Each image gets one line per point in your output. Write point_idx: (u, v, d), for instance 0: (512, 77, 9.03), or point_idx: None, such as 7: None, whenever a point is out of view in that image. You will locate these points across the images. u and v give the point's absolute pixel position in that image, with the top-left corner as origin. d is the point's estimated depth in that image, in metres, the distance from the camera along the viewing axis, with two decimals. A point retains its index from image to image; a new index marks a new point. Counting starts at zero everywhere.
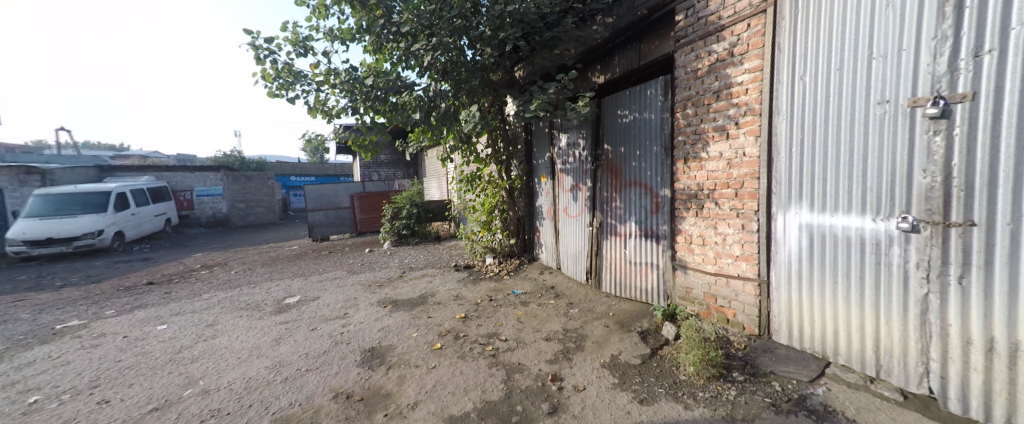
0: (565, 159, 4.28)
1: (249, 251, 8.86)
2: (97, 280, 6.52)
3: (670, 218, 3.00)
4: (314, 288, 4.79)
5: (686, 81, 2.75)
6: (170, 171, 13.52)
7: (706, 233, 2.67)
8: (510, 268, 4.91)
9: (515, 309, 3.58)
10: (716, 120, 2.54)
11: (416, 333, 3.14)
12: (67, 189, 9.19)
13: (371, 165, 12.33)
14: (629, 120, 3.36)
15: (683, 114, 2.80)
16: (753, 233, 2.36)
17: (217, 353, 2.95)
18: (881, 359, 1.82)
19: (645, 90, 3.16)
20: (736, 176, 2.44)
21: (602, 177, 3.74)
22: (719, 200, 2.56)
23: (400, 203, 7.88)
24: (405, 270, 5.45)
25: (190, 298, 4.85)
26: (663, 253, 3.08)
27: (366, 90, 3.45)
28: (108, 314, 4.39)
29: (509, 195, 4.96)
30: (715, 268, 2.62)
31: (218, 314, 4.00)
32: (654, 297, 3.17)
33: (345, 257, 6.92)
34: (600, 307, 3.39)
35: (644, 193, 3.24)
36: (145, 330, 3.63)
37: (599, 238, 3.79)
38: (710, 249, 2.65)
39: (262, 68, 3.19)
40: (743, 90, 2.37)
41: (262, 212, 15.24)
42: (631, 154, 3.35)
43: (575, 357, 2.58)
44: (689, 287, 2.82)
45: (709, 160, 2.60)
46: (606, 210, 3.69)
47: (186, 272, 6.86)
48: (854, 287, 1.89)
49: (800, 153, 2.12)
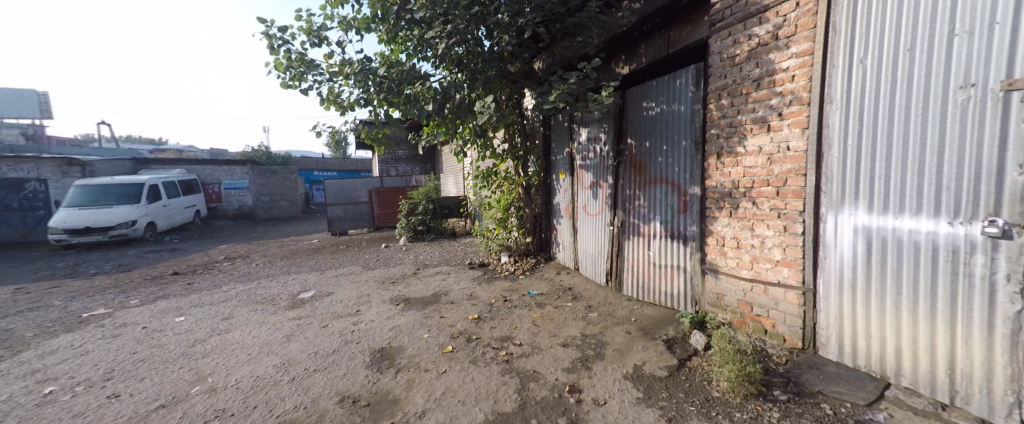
0: (585, 154, 4.07)
1: (270, 243, 9.05)
2: (128, 269, 6.75)
3: (699, 218, 2.77)
4: (329, 283, 4.78)
5: (721, 69, 2.51)
6: (201, 165, 14.02)
7: (742, 236, 2.43)
8: (526, 267, 4.75)
9: (530, 311, 3.43)
10: (755, 111, 2.29)
11: (427, 334, 3.03)
12: (105, 180, 9.62)
13: (389, 160, 12.42)
14: (655, 113, 3.13)
15: (717, 105, 2.55)
16: (798, 236, 2.10)
17: (229, 348, 2.92)
18: (957, 385, 1.56)
19: (674, 80, 2.93)
20: (778, 173, 2.19)
21: (624, 173, 3.51)
22: (757, 199, 2.31)
23: (416, 198, 7.85)
24: (420, 266, 5.38)
25: (210, 290, 4.92)
26: (691, 256, 2.85)
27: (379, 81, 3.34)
28: (133, 304, 4.48)
29: (526, 192, 4.80)
30: (751, 273, 2.38)
31: (234, 307, 4.01)
32: (680, 303, 2.95)
33: (361, 252, 6.93)
34: (620, 311, 3.20)
35: (671, 191, 3.01)
36: (164, 322, 3.67)
37: (620, 239, 3.58)
38: (745, 252, 2.41)
39: (275, 58, 3.12)
40: (788, 77, 2.11)
41: (285, 206, 15.64)
42: (657, 149, 3.13)
43: (595, 366, 2.40)
44: (721, 293, 2.59)
45: (746, 155, 2.35)
46: (628, 209, 3.48)
47: (209, 263, 7.03)
48: (924, 301, 1.63)
49: (858, 146, 1.86)
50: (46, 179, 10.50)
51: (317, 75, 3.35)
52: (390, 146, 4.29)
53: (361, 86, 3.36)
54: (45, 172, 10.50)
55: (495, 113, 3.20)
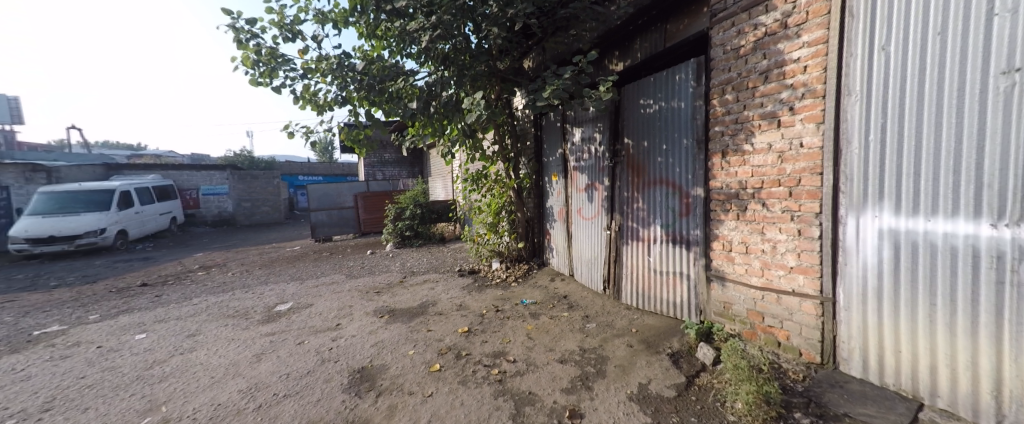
0: (578, 155, 3.89)
1: (250, 251, 8.63)
2: (93, 280, 6.29)
3: (704, 221, 2.59)
4: (308, 293, 4.46)
5: (725, 61, 2.35)
6: (177, 170, 13.61)
7: (751, 240, 2.26)
8: (518, 273, 4.53)
9: (524, 322, 3.21)
10: (764, 106, 2.12)
11: (413, 350, 2.77)
12: (71, 186, 9.10)
13: (375, 164, 12.10)
14: (653, 110, 2.96)
15: (722, 100, 2.38)
16: (813, 241, 1.94)
17: (191, 370, 2.62)
18: (1004, 409, 1.39)
19: (673, 75, 2.76)
20: (791, 172, 2.02)
21: (621, 174, 3.33)
22: (767, 201, 2.14)
23: (402, 203, 7.59)
24: (406, 274, 5.10)
25: (179, 302, 4.56)
26: (694, 262, 2.67)
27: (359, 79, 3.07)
28: (91, 319, 4.10)
29: (517, 195, 4.60)
30: (762, 281, 2.21)
31: (203, 322, 3.67)
32: (683, 312, 2.77)
33: (345, 259, 6.61)
34: (620, 322, 3.01)
35: (671, 193, 2.84)
36: (123, 340, 3.31)
37: (618, 244, 3.39)
38: (754, 258, 2.24)
39: (242, 53, 2.86)
40: (800, 68, 1.95)
41: (267, 213, 15.13)
42: (656, 149, 2.96)
43: (596, 385, 2.19)
44: (729, 302, 2.42)
45: (755, 153, 2.19)
46: (626, 212, 3.29)
47: (182, 273, 6.61)
48: (965, 312, 1.46)
49: (883, 142, 1.70)
50: (6, 186, 9.86)
51: (290, 71, 3.08)
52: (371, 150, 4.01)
53: (339, 84, 3.10)
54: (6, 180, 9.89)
55: (485, 111, 2.99)
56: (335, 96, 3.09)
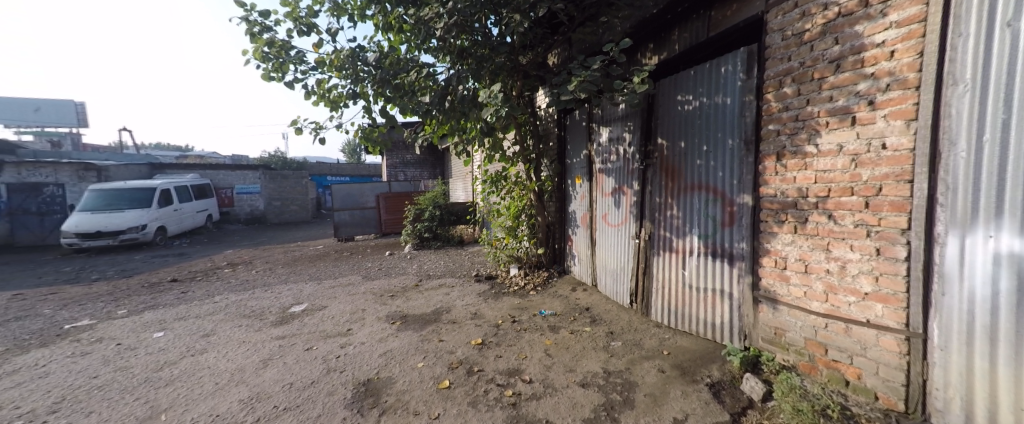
0: (605, 156, 3.61)
1: (276, 249, 8.84)
2: (129, 275, 6.55)
3: (751, 232, 2.27)
4: (323, 295, 4.40)
5: (783, 48, 2.02)
6: (213, 171, 14.06)
7: (812, 258, 1.94)
8: (537, 281, 4.30)
9: (542, 336, 2.96)
10: (834, 100, 1.80)
11: (422, 362, 2.59)
12: (117, 184, 9.64)
13: (399, 165, 12.21)
14: (692, 107, 2.65)
15: (779, 94, 2.06)
16: (898, 263, 1.60)
17: (197, 375, 2.54)
18: None
19: (718, 67, 2.45)
20: (869, 179, 1.69)
21: (653, 178, 3.02)
22: (836, 212, 1.82)
23: (422, 204, 7.54)
24: (422, 278, 4.97)
25: (201, 300, 4.62)
26: (739, 280, 2.35)
27: (372, 71, 2.95)
28: (119, 314, 4.20)
29: (538, 198, 4.38)
30: (826, 307, 1.88)
31: (218, 322, 3.65)
32: (722, 335, 2.45)
33: (364, 260, 6.59)
34: (649, 341, 2.72)
35: (712, 200, 2.52)
36: (141, 337, 3.32)
37: (647, 255, 3.09)
38: (816, 279, 1.92)
39: (255, 46, 2.79)
40: (885, 54, 1.61)
41: (296, 210, 15.62)
42: (695, 150, 2.65)
43: (622, 417, 1.92)
44: (782, 329, 2.09)
45: (821, 155, 1.87)
46: (657, 220, 2.99)
47: (210, 269, 6.79)
48: None
49: (1004, 142, 1.33)
50: (62, 183, 10.61)
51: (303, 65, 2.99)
52: (385, 148, 3.87)
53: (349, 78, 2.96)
54: (62, 178, 10.65)
55: (504, 105, 2.77)
56: (347, 90, 2.97)
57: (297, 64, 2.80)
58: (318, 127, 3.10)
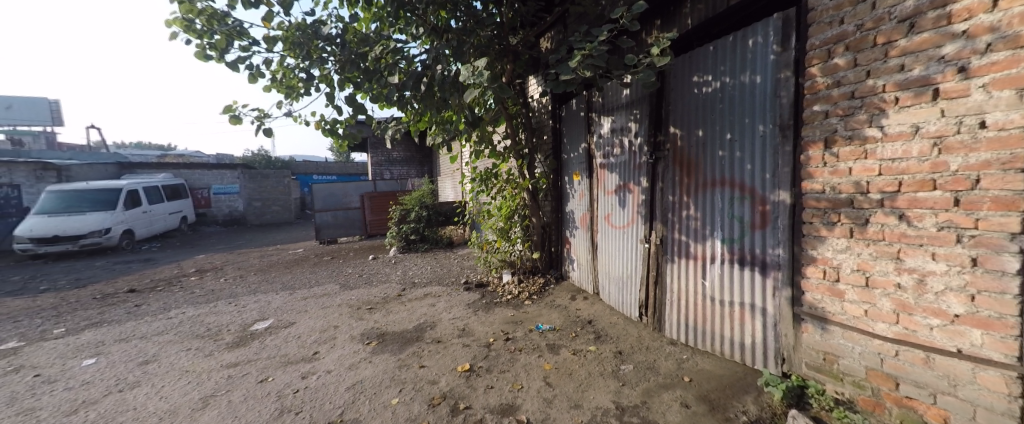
0: (607, 150, 3.22)
1: (252, 253, 8.28)
2: (82, 284, 5.94)
3: (790, 236, 1.89)
4: (292, 309, 3.92)
5: (833, 9, 1.63)
6: (188, 169, 13.40)
7: (875, 269, 1.56)
8: (533, 289, 3.89)
9: (540, 358, 2.55)
10: (906, 70, 1.43)
11: (398, 398, 2.16)
12: (78, 186, 8.93)
13: (384, 163, 11.59)
14: (713, 90, 2.27)
15: (827, 67, 1.68)
16: (1007, 278, 1.21)
17: (116, 420, 2.07)
18: None
19: (744, 40, 2.07)
20: (959, 168, 1.31)
21: (664, 173, 2.63)
22: (910, 212, 1.44)
23: (408, 204, 7.04)
24: (406, 287, 4.51)
25: (154, 315, 4.10)
26: (774, 293, 1.97)
27: (331, 53, 2.53)
28: (53, 334, 3.67)
29: (532, 198, 3.98)
30: (896, 331, 1.50)
31: (165, 344, 3.16)
32: (754, 357, 2.07)
33: (344, 265, 6.10)
34: (666, 363, 2.33)
35: (739, 197, 2.14)
36: (66, 367, 2.82)
37: (658, 261, 2.70)
38: (881, 295, 1.54)
39: (186, 16, 2.40)
40: (984, 4, 1.22)
41: (278, 211, 14.90)
42: (716, 139, 2.27)
43: None
44: (834, 354, 1.71)
45: (887, 140, 1.49)
46: (670, 221, 2.60)
47: (175, 277, 6.23)
48: None
49: None
50: (17, 184, 9.90)
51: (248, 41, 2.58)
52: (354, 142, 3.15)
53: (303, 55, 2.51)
54: (17, 179, 9.91)
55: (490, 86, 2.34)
56: (302, 72, 2.55)
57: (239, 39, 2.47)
58: (264, 115, 2.65)
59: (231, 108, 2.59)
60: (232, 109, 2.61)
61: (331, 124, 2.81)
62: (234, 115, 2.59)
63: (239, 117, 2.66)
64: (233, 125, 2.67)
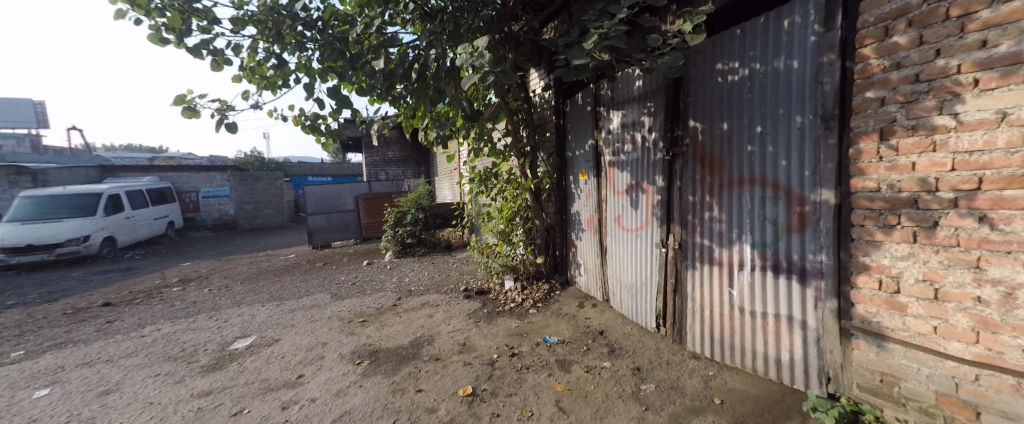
0: (617, 146, 3.00)
1: (241, 260, 7.92)
2: (55, 298, 5.56)
3: (835, 241, 1.68)
4: (279, 323, 3.62)
5: None
6: (176, 171, 12.87)
7: (946, 280, 1.34)
8: (537, 297, 3.64)
9: (551, 378, 2.31)
10: (989, 46, 1.22)
11: None
12: (56, 190, 8.47)
13: (379, 163, 11.21)
14: (740, 78, 2.06)
15: (884, 47, 1.47)
16: None
17: None
18: None
19: (779, 21, 1.86)
20: None
21: (683, 171, 2.41)
22: (994, 213, 1.23)
23: (404, 206, 6.76)
24: (403, 295, 4.24)
25: (128, 332, 3.77)
26: (815, 304, 1.76)
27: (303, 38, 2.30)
28: (11, 358, 3.33)
29: (535, 199, 3.75)
30: (975, 352, 1.29)
31: (132, 368, 2.85)
32: (792, 375, 1.86)
33: (337, 272, 5.79)
34: (690, 381, 2.11)
35: (772, 197, 1.93)
36: (15, 400, 2.51)
37: (677, 267, 2.48)
38: (955, 310, 1.33)
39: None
40: None
41: (271, 214, 14.32)
42: (744, 132, 2.05)
43: None
44: (895, 376, 1.50)
45: (963, 130, 1.28)
46: (691, 223, 2.38)
47: (156, 288, 5.88)
48: None
49: None
50: None
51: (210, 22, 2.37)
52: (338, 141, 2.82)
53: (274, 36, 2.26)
54: None
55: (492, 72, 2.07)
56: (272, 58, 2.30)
57: (197, 18, 2.33)
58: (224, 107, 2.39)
59: (182, 100, 2.32)
60: (185, 101, 2.34)
61: (310, 120, 2.52)
62: (186, 107, 2.33)
63: (193, 109, 2.40)
64: (185, 119, 2.41)
